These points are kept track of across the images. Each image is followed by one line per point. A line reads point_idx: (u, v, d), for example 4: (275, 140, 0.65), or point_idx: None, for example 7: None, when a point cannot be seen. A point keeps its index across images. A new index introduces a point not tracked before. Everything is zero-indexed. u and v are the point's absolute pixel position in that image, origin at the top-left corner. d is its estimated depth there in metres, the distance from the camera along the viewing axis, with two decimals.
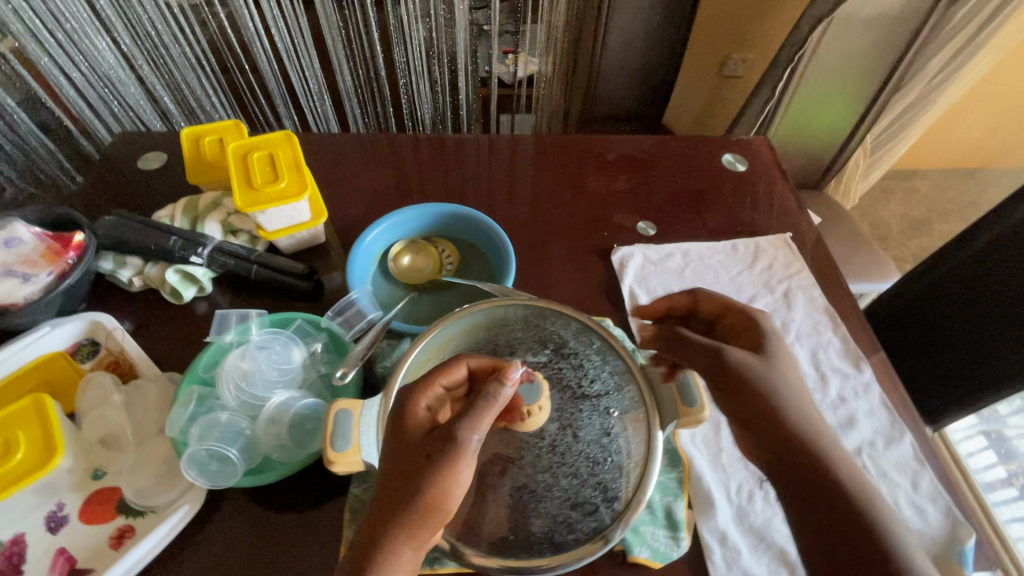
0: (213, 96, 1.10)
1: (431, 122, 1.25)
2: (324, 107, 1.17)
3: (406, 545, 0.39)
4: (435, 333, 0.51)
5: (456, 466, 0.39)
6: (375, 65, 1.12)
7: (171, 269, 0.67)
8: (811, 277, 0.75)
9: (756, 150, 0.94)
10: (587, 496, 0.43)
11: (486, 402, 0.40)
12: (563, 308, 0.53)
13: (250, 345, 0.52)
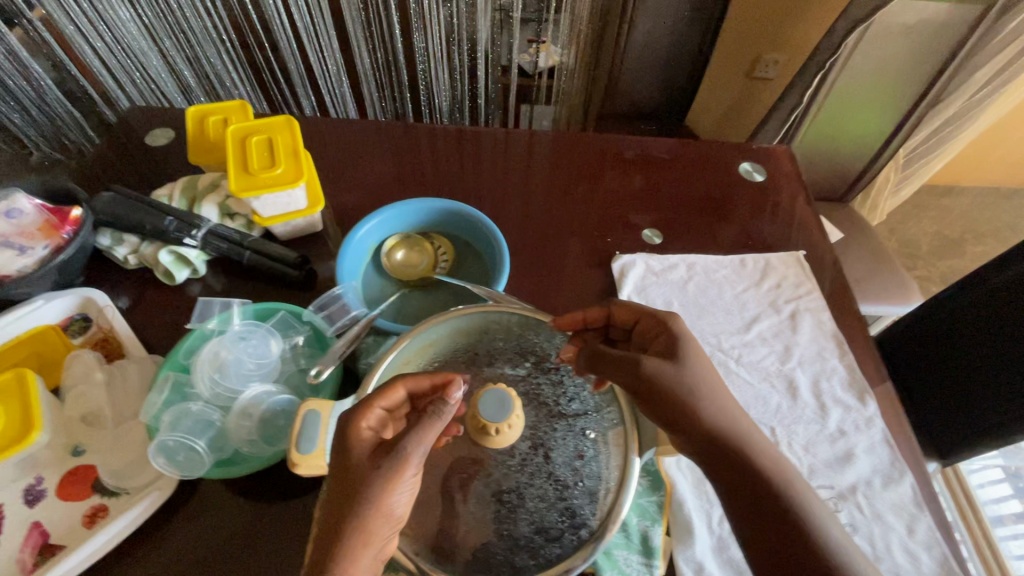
0: (233, 72, 1.09)
1: (446, 110, 1.23)
2: (340, 89, 1.15)
3: (364, 556, 0.38)
4: (413, 337, 0.50)
5: (404, 474, 0.39)
6: (394, 49, 1.09)
7: (165, 250, 0.66)
8: (821, 300, 0.71)
9: (778, 160, 0.90)
10: (553, 520, 0.42)
11: (432, 414, 0.41)
12: (550, 320, 0.52)
13: (231, 335, 0.52)
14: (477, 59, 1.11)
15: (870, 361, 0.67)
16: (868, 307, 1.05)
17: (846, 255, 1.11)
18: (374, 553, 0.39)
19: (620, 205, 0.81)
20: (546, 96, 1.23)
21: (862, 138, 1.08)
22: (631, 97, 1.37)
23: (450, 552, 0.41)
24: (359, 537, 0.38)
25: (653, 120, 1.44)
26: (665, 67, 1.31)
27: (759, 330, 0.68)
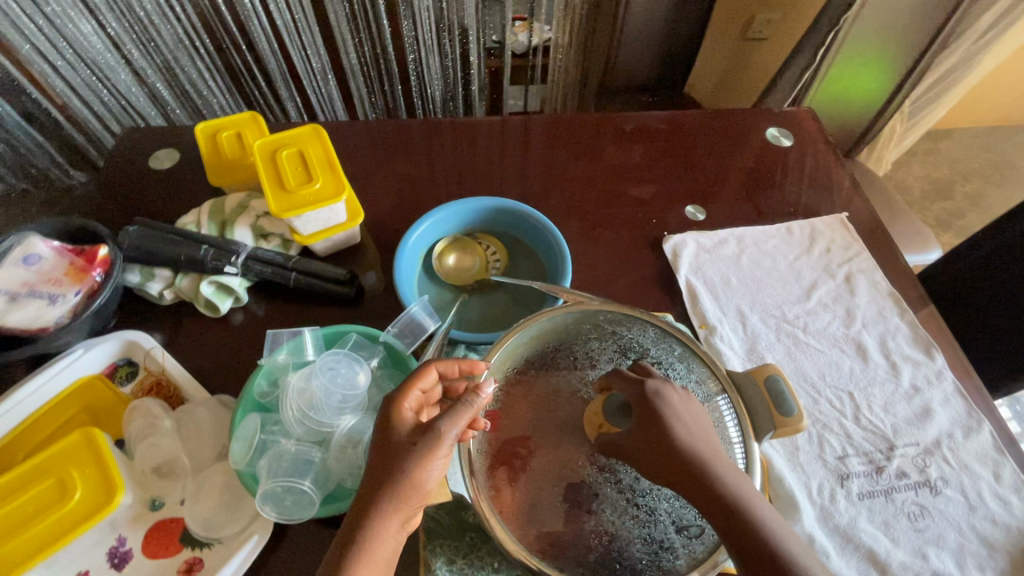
0: (210, 80, 1.03)
1: (441, 100, 1.18)
2: (327, 88, 1.09)
3: (390, 525, 0.40)
4: (501, 348, 0.48)
5: (435, 450, 0.41)
6: (382, 39, 1.04)
7: (205, 281, 0.62)
8: (872, 259, 0.72)
9: (800, 123, 0.89)
10: (690, 517, 0.41)
11: (464, 399, 0.42)
12: (639, 313, 0.49)
13: (316, 365, 0.49)
14: (468, 44, 1.07)
15: (928, 316, 0.68)
16: None
17: None
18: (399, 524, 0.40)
19: (658, 184, 0.80)
20: (541, 75, 1.20)
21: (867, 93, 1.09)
22: (629, 72, 1.34)
23: (592, 565, 0.41)
24: (390, 507, 0.39)
25: (651, 93, 1.40)
26: (662, 36, 1.30)
27: (818, 297, 0.68)
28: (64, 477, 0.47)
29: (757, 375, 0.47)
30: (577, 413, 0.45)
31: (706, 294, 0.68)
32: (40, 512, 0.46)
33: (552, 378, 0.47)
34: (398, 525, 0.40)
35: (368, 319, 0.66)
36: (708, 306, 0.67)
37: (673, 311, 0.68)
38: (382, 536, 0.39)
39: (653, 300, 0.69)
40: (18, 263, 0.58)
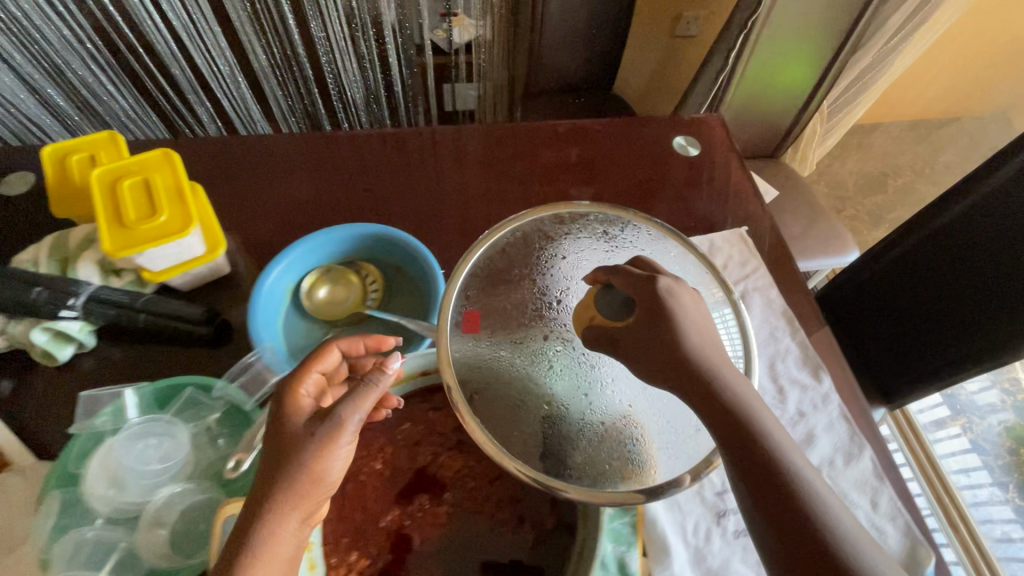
0: (110, 83, 0.93)
1: (364, 104, 1.11)
2: (238, 89, 1.01)
3: (293, 517, 0.38)
4: (494, 240, 0.51)
5: (338, 440, 0.41)
6: (290, 41, 0.96)
7: (38, 329, 0.56)
8: (769, 276, 0.71)
9: (710, 130, 0.87)
10: (678, 411, 0.43)
11: (372, 382, 0.44)
12: (629, 213, 0.53)
13: (126, 436, 0.44)
14: (385, 42, 1.00)
15: (822, 339, 0.67)
16: (809, 263, 1.07)
17: (783, 213, 1.11)
18: (303, 513, 0.39)
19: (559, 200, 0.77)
20: (466, 74, 1.15)
21: (788, 94, 1.08)
22: (560, 71, 1.28)
23: (579, 466, 0.42)
24: (293, 497, 0.38)
25: (579, 93, 1.35)
26: (588, 36, 1.23)
27: None
28: None
29: None
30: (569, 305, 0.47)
31: None
32: None
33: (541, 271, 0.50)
34: (298, 519, 0.39)
35: (232, 359, 0.61)
36: None
37: None
38: (279, 534, 0.38)
39: None
40: None
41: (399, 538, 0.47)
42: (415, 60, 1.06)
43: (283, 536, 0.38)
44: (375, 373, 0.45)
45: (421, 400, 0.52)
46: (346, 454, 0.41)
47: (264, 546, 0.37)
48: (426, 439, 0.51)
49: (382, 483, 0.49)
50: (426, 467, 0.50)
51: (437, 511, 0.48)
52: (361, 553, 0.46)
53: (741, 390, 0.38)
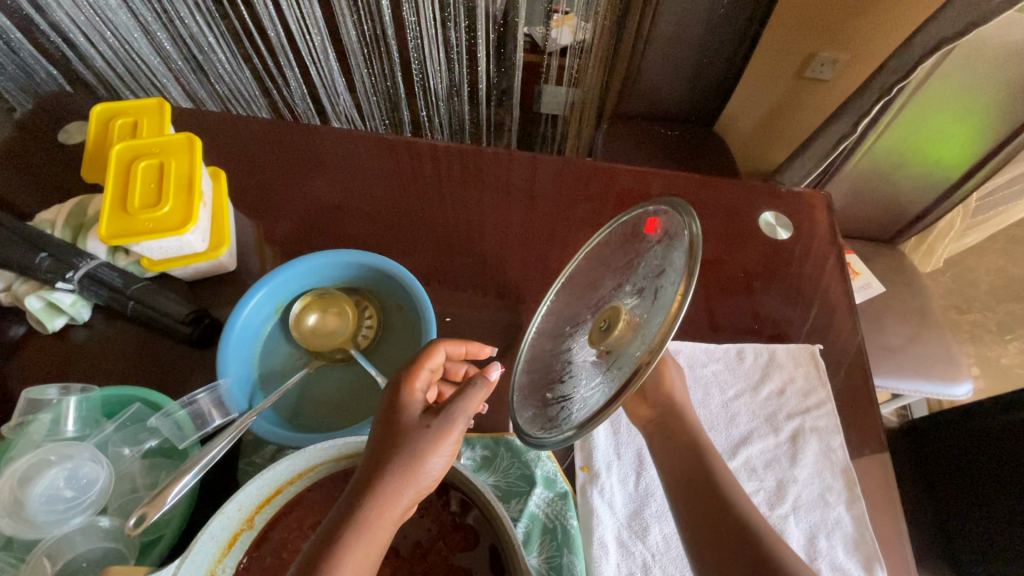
0: (211, 37, 0.87)
1: (445, 94, 1.00)
2: (327, 64, 0.93)
3: (399, 501, 0.37)
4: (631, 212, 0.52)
5: (445, 438, 0.39)
6: (381, 21, 0.86)
7: (34, 296, 0.56)
8: (838, 416, 0.56)
9: (810, 211, 0.72)
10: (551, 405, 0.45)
11: (477, 381, 0.41)
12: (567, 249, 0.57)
13: (51, 453, 0.41)
14: (476, 31, 0.88)
15: (883, 507, 0.54)
16: (904, 384, 0.88)
17: (883, 316, 0.93)
18: (406, 503, 0.38)
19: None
20: (557, 76, 1.01)
21: (928, 175, 0.88)
22: (654, 97, 1.14)
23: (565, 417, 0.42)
24: (404, 485, 0.37)
25: (675, 125, 1.21)
26: (696, 63, 1.08)
27: (749, 456, 0.54)
28: None
29: None
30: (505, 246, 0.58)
31: (604, 426, 0.55)
32: None
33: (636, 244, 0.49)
34: (401, 507, 0.38)
35: (210, 365, 0.58)
36: (600, 442, 0.54)
37: None
38: (388, 514, 0.37)
39: None
40: None
41: None
42: (502, 57, 0.95)
43: (391, 516, 0.36)
44: (478, 376, 0.41)
45: None
46: (450, 456, 0.39)
47: (370, 527, 0.35)
48: None
49: None
50: None
51: None
52: None
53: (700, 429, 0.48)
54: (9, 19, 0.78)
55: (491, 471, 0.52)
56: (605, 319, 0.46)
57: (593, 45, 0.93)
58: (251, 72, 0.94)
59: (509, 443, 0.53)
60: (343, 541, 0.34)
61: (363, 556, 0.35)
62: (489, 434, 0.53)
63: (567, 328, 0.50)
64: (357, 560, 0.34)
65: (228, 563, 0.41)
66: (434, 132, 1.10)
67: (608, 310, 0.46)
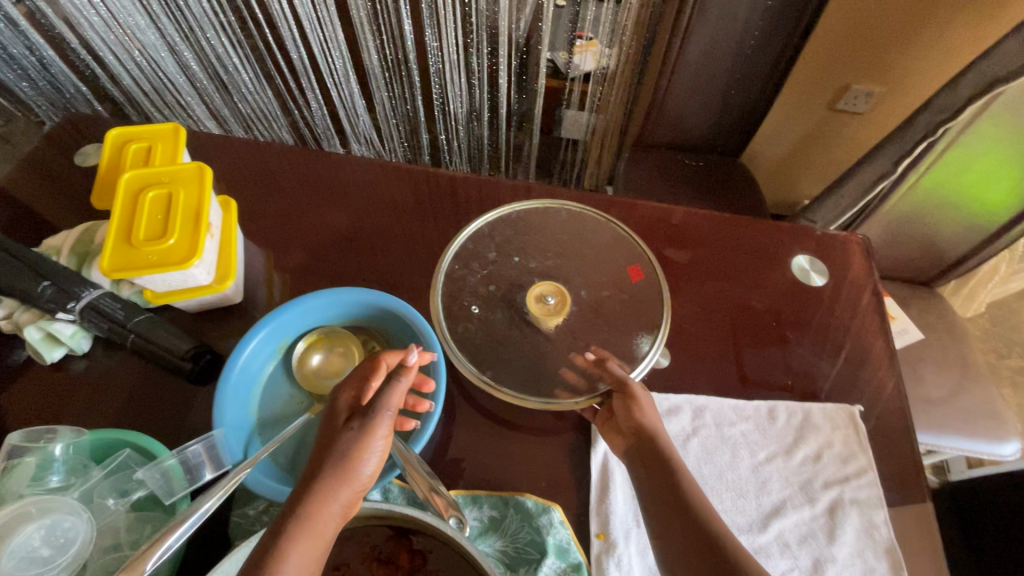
0: (237, 58, 0.86)
1: (465, 118, 0.99)
2: (348, 86, 0.92)
3: (336, 499, 0.39)
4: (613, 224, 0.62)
5: (373, 434, 0.42)
6: (404, 46, 0.85)
7: (34, 326, 0.54)
8: (881, 488, 0.51)
9: (847, 255, 0.67)
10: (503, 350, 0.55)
11: (395, 376, 0.44)
12: (528, 206, 0.62)
13: (33, 505, 0.39)
14: (498, 56, 0.87)
15: None
16: (946, 442, 0.82)
17: (921, 364, 0.87)
18: (345, 501, 0.40)
19: (620, 294, 0.58)
20: (579, 102, 0.97)
21: (969, 220, 0.83)
22: (679, 125, 1.10)
23: (525, 383, 0.54)
24: (337, 479, 0.40)
25: (700, 155, 1.16)
26: (723, 94, 1.04)
27: (781, 531, 0.49)
28: None
29: None
30: (495, 276, 0.59)
31: (622, 489, 0.51)
32: None
33: (630, 319, 0.57)
34: (339, 506, 0.40)
35: (208, 403, 0.56)
36: (618, 509, 0.50)
37: (573, 496, 0.51)
38: (325, 509, 0.38)
39: (554, 469, 0.52)
40: None
41: None
42: (524, 84, 0.93)
43: (329, 513, 0.38)
44: (397, 371, 0.45)
45: (366, 544, 0.43)
46: (379, 451, 0.42)
47: (311, 523, 0.37)
48: None
49: None
50: None
51: None
52: None
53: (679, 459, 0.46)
54: (44, 39, 0.80)
55: (498, 535, 0.48)
56: (552, 300, 0.57)
57: (615, 71, 0.91)
58: (273, 92, 0.93)
59: (520, 504, 0.49)
60: (283, 541, 0.36)
61: (307, 549, 0.36)
62: (498, 493, 0.50)
63: (517, 258, 0.59)
64: (300, 555, 0.36)
65: None
66: (454, 156, 1.08)
67: (551, 284, 0.58)
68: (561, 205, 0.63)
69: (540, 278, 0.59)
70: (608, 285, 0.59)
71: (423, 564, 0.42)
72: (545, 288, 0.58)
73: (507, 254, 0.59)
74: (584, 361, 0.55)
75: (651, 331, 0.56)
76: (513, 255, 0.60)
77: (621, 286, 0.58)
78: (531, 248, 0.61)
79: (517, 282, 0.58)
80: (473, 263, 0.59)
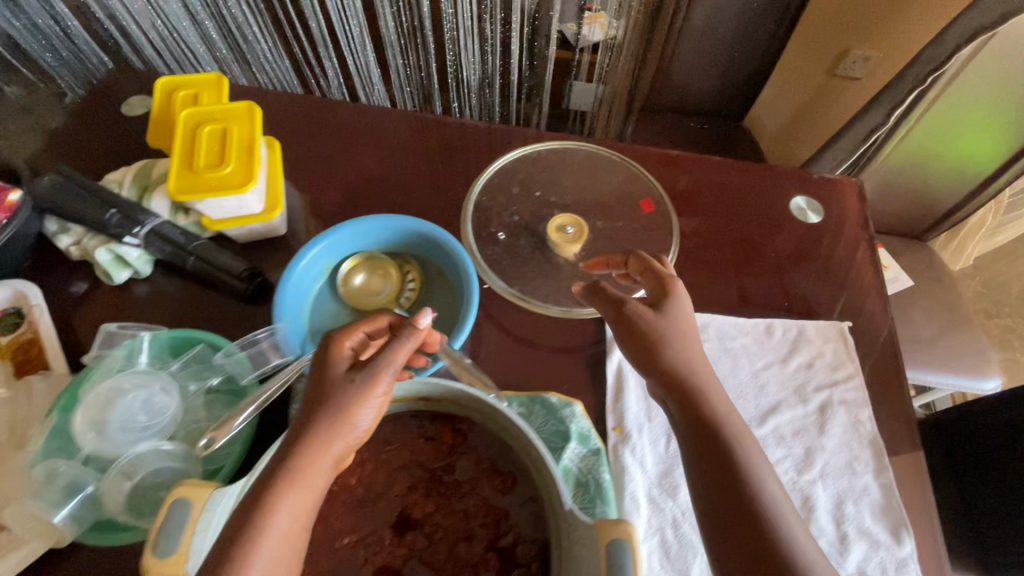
0: (256, 26, 0.91)
1: (477, 86, 1.04)
2: (365, 53, 0.96)
3: (332, 448, 0.40)
4: (627, 163, 0.67)
5: (372, 389, 0.42)
6: (420, 14, 0.90)
7: (104, 248, 0.60)
8: (866, 391, 0.57)
9: (843, 196, 0.73)
10: (527, 270, 0.61)
11: (399, 338, 0.43)
12: (551, 145, 0.68)
13: (129, 378, 0.45)
14: (511, 24, 0.91)
15: (913, 474, 0.54)
16: (930, 376, 0.88)
17: (911, 309, 0.93)
18: (340, 449, 0.40)
19: (634, 226, 0.64)
20: (587, 74, 1.02)
21: (960, 172, 0.90)
22: (683, 89, 1.15)
23: (549, 298, 0.60)
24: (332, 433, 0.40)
25: (704, 119, 1.22)
26: (727, 59, 1.10)
27: (776, 425, 0.55)
28: None
29: (601, 532, 0.37)
30: (518, 206, 0.64)
31: (635, 391, 0.57)
32: None
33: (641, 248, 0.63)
34: (334, 455, 0.40)
35: (261, 320, 0.61)
36: (631, 406, 0.56)
37: (591, 396, 0.57)
38: (317, 462, 0.39)
39: (574, 375, 0.58)
40: None
41: (347, 565, 0.43)
42: (537, 51, 0.97)
43: (324, 463, 0.39)
44: (403, 333, 0.44)
45: (414, 425, 0.49)
46: (378, 406, 0.42)
47: (303, 473, 0.38)
48: (409, 467, 0.47)
49: (350, 501, 0.46)
50: (400, 499, 0.46)
51: (394, 552, 0.44)
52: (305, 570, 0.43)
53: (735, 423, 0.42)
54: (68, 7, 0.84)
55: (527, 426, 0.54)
56: (568, 228, 0.62)
57: (621, 39, 0.95)
58: (292, 61, 0.98)
59: (545, 401, 0.54)
60: (276, 489, 0.37)
61: (300, 498, 0.38)
62: (526, 392, 0.55)
63: (538, 193, 0.65)
64: (290, 506, 0.37)
65: None
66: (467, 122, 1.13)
67: (570, 217, 0.63)
68: (579, 146, 0.68)
69: (561, 210, 0.64)
70: (623, 218, 0.64)
71: (465, 440, 0.48)
72: (557, 220, 0.63)
73: (529, 189, 0.65)
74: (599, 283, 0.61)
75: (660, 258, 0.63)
76: (536, 189, 0.65)
77: (634, 219, 0.64)
78: (553, 184, 0.66)
79: (539, 214, 0.64)
80: (498, 195, 0.64)
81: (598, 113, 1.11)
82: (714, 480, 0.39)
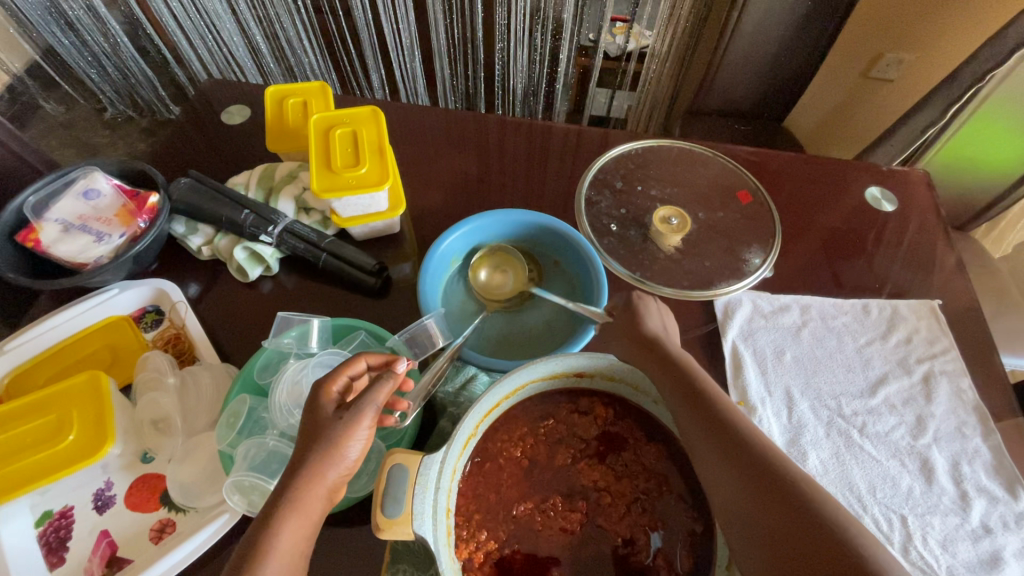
0: (305, 40, 1.00)
1: (522, 94, 1.10)
2: (412, 64, 1.04)
3: (322, 484, 0.38)
4: (718, 159, 0.73)
5: (357, 427, 0.40)
6: (473, 25, 0.97)
7: (240, 246, 0.63)
8: (963, 362, 0.62)
9: (912, 185, 0.78)
10: (640, 258, 0.66)
11: (383, 379, 0.41)
12: (648, 141, 0.74)
13: (312, 360, 0.49)
14: (561, 40, 0.97)
15: (1015, 432, 0.58)
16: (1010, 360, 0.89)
17: None
18: (331, 484, 0.39)
19: (733, 217, 0.69)
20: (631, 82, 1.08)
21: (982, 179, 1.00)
22: (732, 94, 1.14)
23: (664, 281, 0.64)
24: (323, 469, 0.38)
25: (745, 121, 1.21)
26: (772, 64, 1.10)
27: (886, 395, 0.59)
28: (64, 417, 0.49)
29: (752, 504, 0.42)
30: (623, 202, 0.69)
31: (752, 367, 0.60)
32: (33, 446, 0.48)
33: (739, 236, 0.68)
34: (325, 491, 0.39)
35: (390, 311, 0.64)
36: (753, 381, 0.59)
37: (712, 373, 0.60)
38: (307, 501, 0.37)
39: (694, 354, 0.61)
40: (80, 196, 0.63)
41: (527, 529, 0.47)
42: (580, 61, 1.02)
43: (316, 497, 0.38)
44: (386, 374, 0.42)
45: (565, 401, 0.51)
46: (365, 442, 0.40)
47: (297, 507, 0.37)
48: (567, 439, 0.51)
49: (519, 473, 0.49)
50: (564, 469, 0.49)
51: (569, 517, 0.47)
52: (490, 535, 0.46)
53: (791, 464, 0.39)
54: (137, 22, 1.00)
55: None
56: (671, 219, 0.66)
57: (662, 50, 1.00)
58: (334, 65, 1.07)
59: None
60: (269, 530, 0.35)
61: (296, 528, 0.36)
62: None
63: (640, 187, 0.71)
64: (287, 535, 0.36)
65: (459, 466, 0.45)
66: None
67: (672, 209, 0.68)
68: (672, 143, 0.74)
69: (663, 203, 0.69)
70: (721, 210, 0.69)
71: (614, 413, 0.51)
72: (658, 212, 0.67)
73: (632, 184, 0.71)
74: (706, 269, 0.65)
75: (762, 246, 0.67)
76: (638, 184, 0.71)
77: (732, 211, 0.69)
78: (652, 178, 0.72)
79: (644, 207, 0.69)
80: (605, 190, 0.70)
81: (637, 114, 1.16)
82: (790, 526, 0.35)
